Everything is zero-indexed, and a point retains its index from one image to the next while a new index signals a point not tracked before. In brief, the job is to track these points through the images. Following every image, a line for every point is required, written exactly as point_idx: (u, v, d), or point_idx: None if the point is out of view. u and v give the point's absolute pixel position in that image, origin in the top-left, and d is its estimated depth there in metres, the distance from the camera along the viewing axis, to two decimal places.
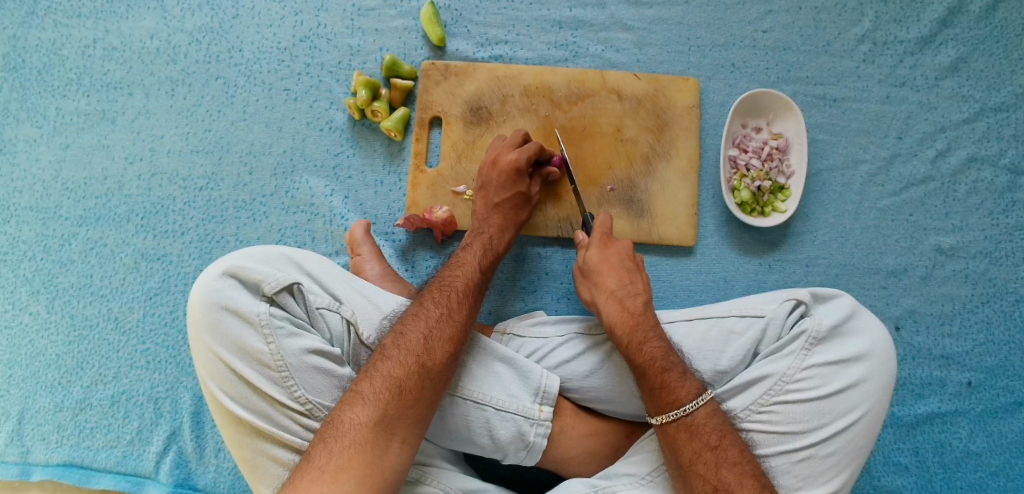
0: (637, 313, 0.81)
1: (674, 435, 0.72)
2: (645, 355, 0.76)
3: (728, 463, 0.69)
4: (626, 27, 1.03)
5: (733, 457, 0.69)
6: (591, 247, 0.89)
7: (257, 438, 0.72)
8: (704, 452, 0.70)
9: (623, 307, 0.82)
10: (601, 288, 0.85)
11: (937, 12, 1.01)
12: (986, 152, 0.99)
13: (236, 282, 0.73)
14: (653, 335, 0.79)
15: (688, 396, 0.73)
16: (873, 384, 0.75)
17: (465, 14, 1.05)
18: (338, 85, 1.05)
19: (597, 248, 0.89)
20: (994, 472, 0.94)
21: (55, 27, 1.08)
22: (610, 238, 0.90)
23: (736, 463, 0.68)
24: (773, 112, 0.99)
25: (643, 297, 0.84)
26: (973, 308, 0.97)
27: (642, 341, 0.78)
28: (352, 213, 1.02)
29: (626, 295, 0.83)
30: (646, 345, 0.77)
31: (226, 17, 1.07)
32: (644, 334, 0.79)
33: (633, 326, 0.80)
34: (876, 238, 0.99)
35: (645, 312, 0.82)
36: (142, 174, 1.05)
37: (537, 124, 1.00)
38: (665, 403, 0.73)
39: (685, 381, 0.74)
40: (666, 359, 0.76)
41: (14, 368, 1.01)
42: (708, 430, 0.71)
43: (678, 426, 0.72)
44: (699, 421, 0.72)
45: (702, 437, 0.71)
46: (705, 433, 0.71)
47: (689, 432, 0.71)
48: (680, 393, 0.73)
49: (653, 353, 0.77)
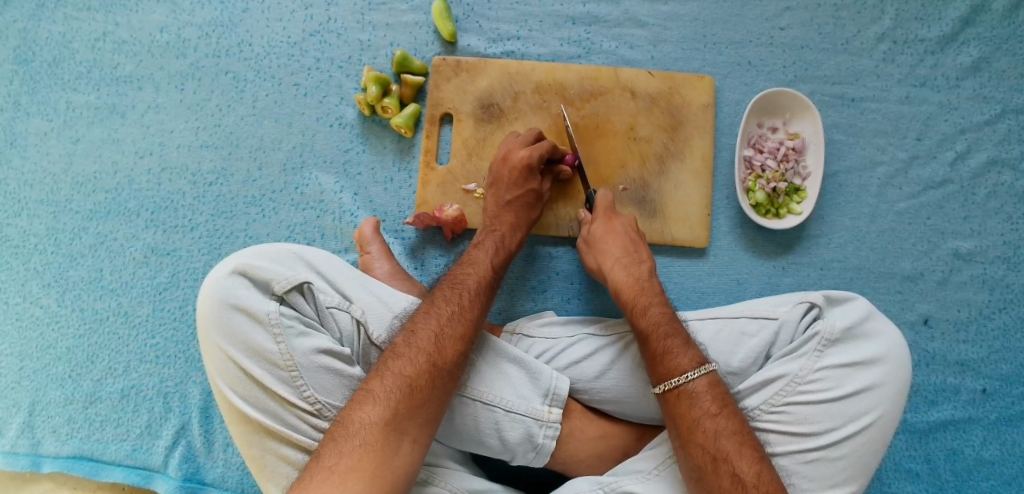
0: (642, 279, 0.84)
1: (674, 402, 0.71)
2: (650, 318, 0.78)
3: (727, 432, 0.68)
4: (641, 23, 1.02)
5: (733, 427, 0.68)
6: (594, 222, 0.90)
7: (265, 437, 0.72)
8: (703, 419, 0.69)
9: (628, 273, 0.84)
10: (606, 255, 0.87)
11: (960, 11, 0.99)
12: (1007, 155, 0.97)
13: (246, 281, 0.73)
14: (657, 300, 0.81)
15: (689, 364, 0.72)
16: (887, 388, 0.74)
17: (477, 9, 1.03)
18: (348, 80, 1.04)
19: (602, 222, 0.90)
20: (1007, 480, 0.92)
21: (65, 20, 1.08)
22: (614, 214, 0.91)
23: (736, 432, 0.68)
24: (790, 112, 0.98)
25: (648, 266, 0.86)
26: (989, 314, 0.96)
27: (647, 305, 0.80)
28: (362, 210, 1.01)
29: (630, 262, 0.85)
30: (651, 308, 0.80)
31: (236, 11, 1.06)
32: (647, 299, 0.81)
33: (638, 291, 0.82)
34: (892, 241, 0.97)
35: (649, 278, 0.84)
36: (152, 169, 1.05)
37: (549, 122, 0.99)
38: (666, 371, 0.73)
39: (686, 349, 0.74)
40: (670, 325, 0.77)
41: (25, 361, 1.02)
42: (709, 399, 0.70)
43: (678, 393, 0.71)
44: (700, 389, 0.71)
45: (702, 405, 0.70)
46: (705, 402, 0.70)
47: (689, 399, 0.71)
48: (681, 359, 0.73)
49: (657, 317, 0.78)
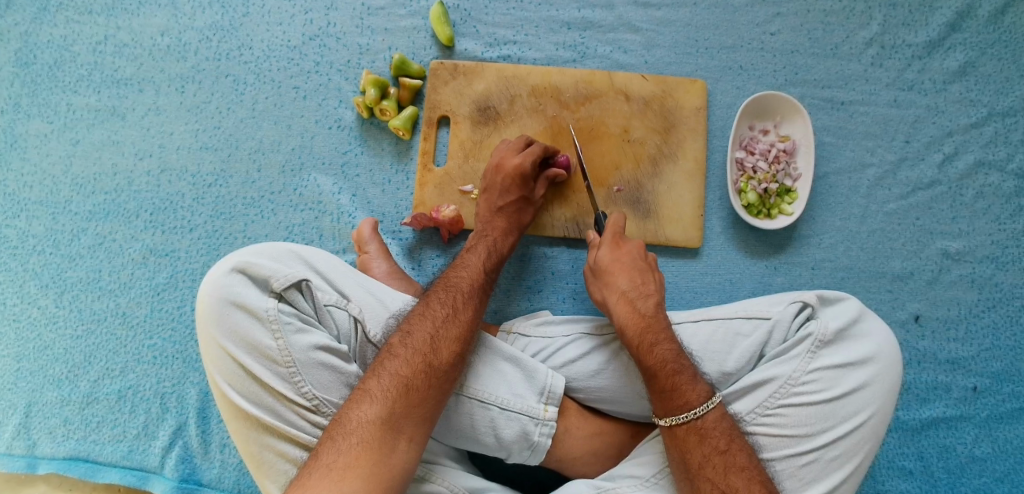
0: (649, 315, 0.81)
1: (683, 437, 0.72)
2: (657, 356, 0.76)
3: (737, 468, 0.68)
4: (634, 28, 1.04)
5: (742, 462, 0.69)
6: (601, 247, 0.88)
7: (262, 433, 0.73)
8: (713, 456, 0.69)
9: (635, 309, 0.81)
10: (613, 290, 0.84)
11: (946, 16, 1.01)
12: (994, 156, 0.99)
13: (245, 279, 0.74)
14: (664, 336, 0.79)
15: (698, 399, 0.73)
16: (878, 388, 0.75)
17: (474, 14, 1.05)
18: (347, 83, 1.05)
19: (609, 247, 0.88)
20: (999, 477, 0.93)
21: (66, 23, 1.09)
22: (622, 238, 0.89)
23: (745, 468, 0.68)
24: (781, 114, 0.99)
25: (655, 299, 0.83)
26: (979, 313, 0.97)
27: (654, 342, 0.78)
28: (360, 211, 1.02)
29: (637, 296, 0.83)
30: (657, 346, 0.77)
31: (237, 16, 1.08)
32: (655, 336, 0.78)
33: (645, 328, 0.79)
34: (882, 241, 0.99)
35: (656, 313, 0.81)
36: (151, 170, 1.06)
37: (544, 124, 1.00)
38: (674, 406, 0.73)
39: (695, 383, 0.74)
40: (677, 361, 0.76)
41: (22, 362, 1.02)
42: (717, 434, 0.71)
43: (687, 429, 0.72)
44: (709, 424, 0.72)
45: (711, 441, 0.71)
46: (714, 437, 0.71)
47: (699, 435, 0.71)
48: (690, 395, 0.73)
49: (665, 354, 0.76)
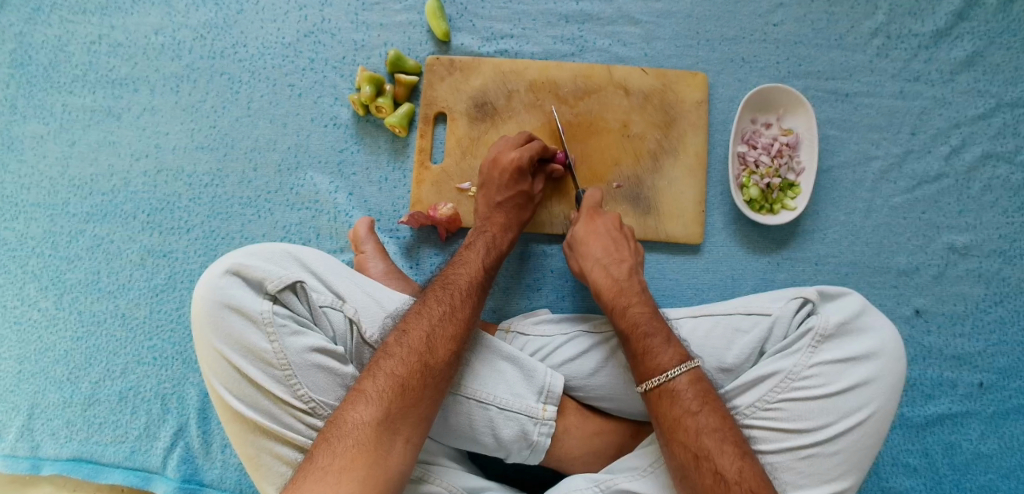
0: (622, 279, 0.82)
1: (656, 402, 0.71)
2: (629, 319, 0.78)
3: (708, 430, 0.68)
4: (634, 20, 1.02)
5: (715, 423, 0.68)
6: (576, 223, 0.89)
7: (260, 436, 0.72)
8: (685, 418, 0.69)
9: (608, 274, 0.83)
10: (587, 258, 0.86)
11: (953, 5, 0.99)
12: (1001, 148, 0.97)
13: (239, 281, 0.73)
14: (637, 299, 0.80)
15: (670, 362, 0.72)
16: (881, 383, 0.74)
17: (469, 8, 1.03)
18: (342, 80, 1.04)
19: (584, 222, 0.89)
20: (1005, 474, 0.92)
21: (60, 23, 1.08)
22: (597, 211, 0.89)
23: (716, 430, 0.68)
24: (784, 107, 0.98)
25: (629, 264, 0.84)
26: (986, 308, 0.95)
27: (626, 305, 0.79)
28: (357, 210, 1.02)
29: (611, 262, 0.84)
30: (630, 309, 0.79)
31: (231, 13, 1.06)
32: (627, 299, 0.80)
33: (617, 292, 0.81)
34: (888, 236, 0.97)
35: (629, 278, 0.83)
36: (148, 171, 1.05)
37: (542, 120, 0.99)
38: (647, 370, 0.73)
39: (667, 347, 0.74)
40: (649, 323, 0.77)
41: (23, 364, 1.02)
42: (690, 396, 0.70)
43: (660, 392, 0.71)
44: (682, 387, 0.71)
45: (682, 403, 0.70)
46: (686, 399, 0.70)
47: (671, 398, 0.71)
48: (661, 358, 0.73)
49: (637, 317, 0.78)
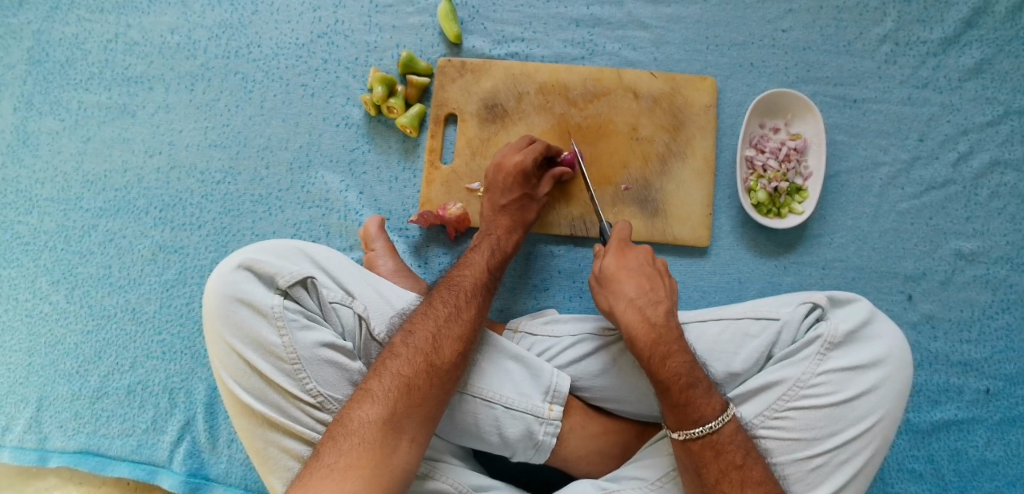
0: (660, 324, 0.76)
1: (698, 452, 0.70)
2: (669, 371, 0.72)
3: (753, 482, 0.68)
4: (644, 25, 1.03)
5: (759, 476, 0.68)
6: (606, 255, 0.84)
7: (267, 429, 0.73)
8: (730, 471, 0.68)
9: (645, 318, 0.76)
10: (620, 297, 0.79)
11: (962, 13, 1.00)
12: (1009, 156, 0.97)
13: (251, 275, 0.74)
14: (677, 348, 0.74)
15: (713, 413, 0.71)
16: (888, 390, 0.74)
17: (481, 11, 1.05)
18: (355, 81, 1.05)
19: (613, 255, 0.83)
20: (1012, 482, 0.92)
21: (78, 22, 1.10)
22: (627, 245, 0.85)
23: (761, 482, 0.68)
24: (792, 112, 0.98)
25: (666, 305, 0.78)
26: (993, 314, 0.95)
27: (666, 355, 0.74)
28: (367, 208, 1.02)
29: (647, 303, 0.78)
30: (670, 359, 0.73)
31: (246, 14, 1.08)
32: (666, 348, 0.74)
33: (656, 339, 0.75)
34: (895, 241, 0.97)
35: (667, 321, 0.76)
36: (161, 167, 1.06)
37: (552, 122, 1.00)
38: (690, 420, 0.71)
39: (709, 396, 0.72)
40: (691, 374, 0.72)
41: (33, 356, 1.03)
42: (733, 448, 0.70)
43: (703, 443, 0.70)
44: (725, 439, 0.70)
45: (726, 456, 0.69)
46: (729, 451, 0.70)
47: (715, 450, 0.70)
48: (705, 409, 0.70)
49: (678, 368, 0.73)
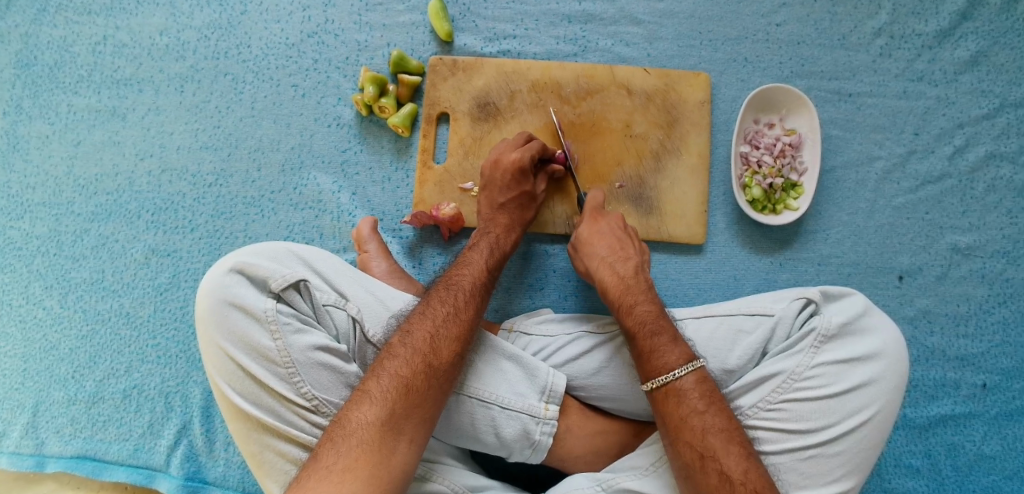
0: (628, 277, 0.83)
1: (662, 400, 0.71)
2: (634, 317, 0.78)
3: (715, 430, 0.67)
4: (636, 21, 1.02)
5: (721, 423, 0.68)
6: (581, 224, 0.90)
7: (263, 433, 0.72)
8: (691, 417, 0.69)
9: (614, 272, 0.84)
10: (593, 257, 0.87)
11: (957, 5, 0.99)
12: (1005, 149, 0.97)
13: (243, 279, 0.73)
14: (643, 298, 0.81)
15: (677, 361, 0.72)
16: (885, 383, 0.73)
17: (472, 8, 1.04)
18: (346, 81, 1.05)
19: (588, 222, 0.90)
20: (1009, 475, 0.92)
21: (66, 24, 1.09)
22: (601, 212, 0.91)
23: (723, 430, 0.68)
24: (787, 107, 0.98)
25: (635, 262, 0.85)
26: (989, 309, 0.95)
27: (632, 303, 0.80)
28: (361, 209, 1.02)
29: (616, 260, 0.85)
30: (636, 307, 0.79)
31: (235, 14, 1.07)
32: (633, 297, 0.80)
33: (624, 289, 0.82)
34: (890, 236, 0.97)
35: (635, 275, 0.83)
36: (152, 171, 1.06)
37: (545, 120, 0.99)
38: (654, 368, 0.73)
39: (674, 346, 0.74)
40: (656, 322, 0.77)
41: (28, 362, 1.03)
42: (696, 396, 0.70)
43: (666, 391, 0.71)
44: (688, 386, 0.71)
45: (689, 402, 0.70)
46: (692, 399, 0.70)
47: (677, 397, 0.70)
48: (668, 358, 0.72)
49: (642, 315, 0.78)
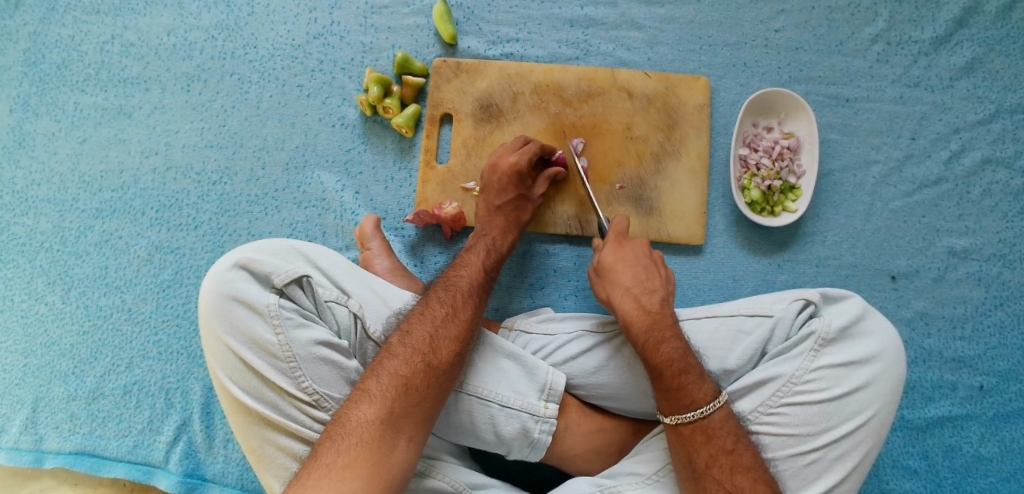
0: (654, 311, 0.79)
1: (689, 437, 0.71)
2: (663, 356, 0.74)
3: (742, 468, 0.69)
4: (637, 25, 1.04)
5: (748, 462, 0.69)
6: (604, 248, 0.87)
7: (264, 428, 0.73)
8: (720, 456, 0.69)
9: (640, 305, 0.79)
10: (616, 287, 0.83)
11: (952, 12, 1.00)
12: (1001, 153, 0.98)
13: (247, 274, 0.74)
14: (671, 334, 0.77)
15: (705, 399, 0.72)
16: (882, 386, 0.74)
17: (476, 12, 1.05)
18: (350, 81, 1.06)
19: (611, 248, 0.86)
20: (1006, 477, 0.92)
21: (75, 23, 1.10)
22: (625, 238, 0.87)
23: (751, 468, 0.69)
24: (785, 112, 0.99)
25: (661, 294, 0.81)
26: (986, 311, 0.96)
27: (660, 340, 0.76)
28: (363, 208, 1.03)
29: (642, 292, 0.81)
30: (664, 345, 0.76)
31: (241, 15, 1.08)
32: (661, 333, 0.77)
33: (651, 324, 0.78)
34: (887, 239, 0.98)
35: (662, 309, 0.79)
36: (157, 168, 1.07)
37: (547, 122, 1.00)
38: (681, 404, 0.72)
39: (701, 383, 0.73)
40: (684, 361, 0.74)
41: (29, 357, 1.03)
42: (724, 434, 0.71)
43: (694, 428, 0.71)
44: (716, 424, 0.71)
45: (717, 441, 0.70)
46: (720, 437, 0.71)
47: (706, 435, 0.71)
48: (696, 395, 0.72)
49: (671, 354, 0.75)
